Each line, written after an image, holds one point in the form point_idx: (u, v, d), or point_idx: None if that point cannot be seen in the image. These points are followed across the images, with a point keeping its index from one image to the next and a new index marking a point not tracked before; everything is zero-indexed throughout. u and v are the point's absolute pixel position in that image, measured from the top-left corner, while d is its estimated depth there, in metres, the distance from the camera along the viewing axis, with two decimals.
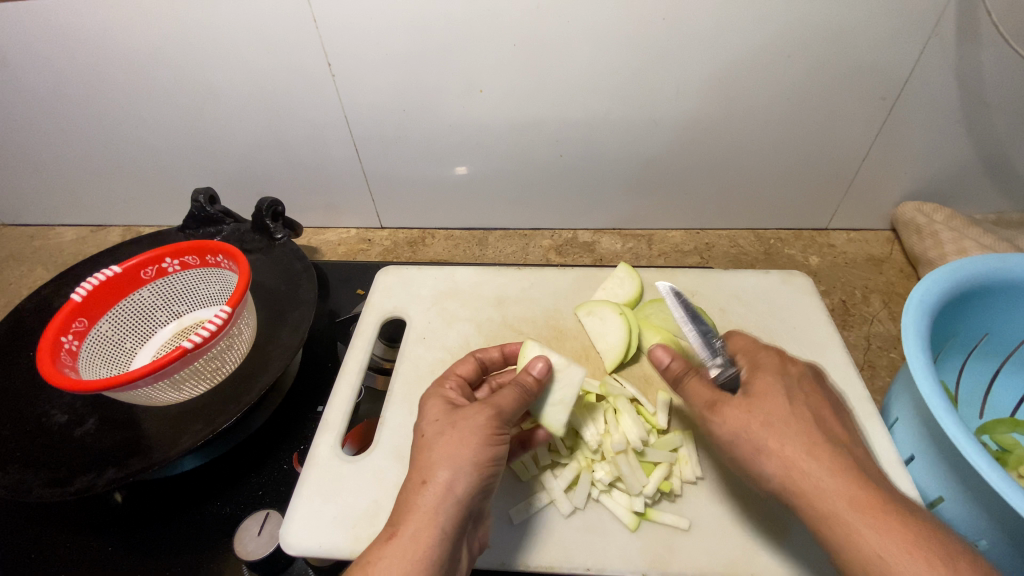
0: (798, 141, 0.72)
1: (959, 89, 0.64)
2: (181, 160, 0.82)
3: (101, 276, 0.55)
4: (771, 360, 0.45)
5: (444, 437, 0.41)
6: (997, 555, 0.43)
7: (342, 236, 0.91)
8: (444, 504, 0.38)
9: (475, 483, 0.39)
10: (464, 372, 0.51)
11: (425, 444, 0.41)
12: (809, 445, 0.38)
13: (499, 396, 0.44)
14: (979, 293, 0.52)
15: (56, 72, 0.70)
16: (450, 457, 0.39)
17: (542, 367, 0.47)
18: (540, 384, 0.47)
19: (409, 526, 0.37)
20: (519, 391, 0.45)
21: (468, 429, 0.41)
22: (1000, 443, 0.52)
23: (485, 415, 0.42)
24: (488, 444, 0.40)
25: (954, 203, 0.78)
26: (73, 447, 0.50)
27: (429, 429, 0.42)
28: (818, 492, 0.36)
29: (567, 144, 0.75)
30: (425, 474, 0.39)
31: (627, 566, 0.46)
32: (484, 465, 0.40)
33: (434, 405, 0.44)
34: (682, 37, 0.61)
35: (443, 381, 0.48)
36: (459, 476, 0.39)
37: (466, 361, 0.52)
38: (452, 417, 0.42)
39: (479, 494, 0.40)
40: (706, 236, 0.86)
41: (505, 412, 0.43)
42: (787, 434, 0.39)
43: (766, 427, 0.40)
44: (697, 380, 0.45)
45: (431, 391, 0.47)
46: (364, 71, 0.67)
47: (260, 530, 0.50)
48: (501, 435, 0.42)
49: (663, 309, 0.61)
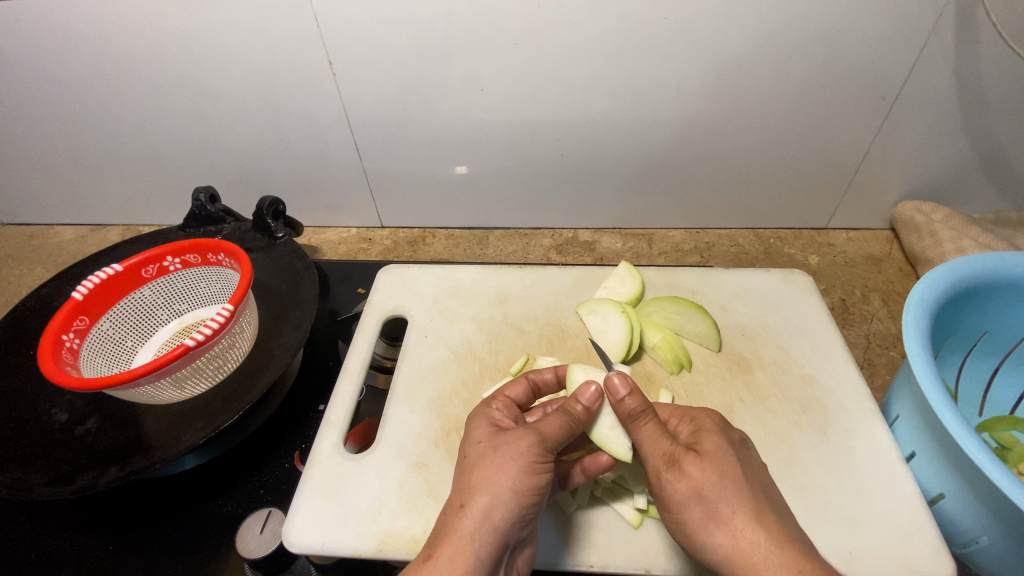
0: (799, 140, 0.72)
1: (957, 89, 0.64)
2: (182, 159, 0.81)
3: (101, 275, 0.55)
4: (712, 419, 0.44)
5: (484, 460, 0.41)
6: (997, 550, 0.43)
7: (343, 236, 0.91)
8: (481, 529, 0.38)
9: (514, 511, 0.39)
10: (514, 393, 0.50)
11: (467, 467, 0.42)
12: (754, 513, 0.37)
13: (545, 423, 0.43)
14: (979, 291, 0.52)
15: (56, 70, 0.70)
16: (489, 482, 0.40)
17: (591, 395, 0.45)
18: (589, 411, 0.45)
19: (446, 549, 0.38)
20: (566, 418, 0.44)
21: (509, 454, 0.41)
22: (1000, 440, 0.52)
23: (527, 440, 0.41)
24: (528, 471, 0.40)
25: (953, 202, 0.78)
26: (73, 445, 0.50)
27: (471, 452, 0.43)
28: (761, 554, 0.35)
29: (567, 143, 0.75)
30: (465, 497, 0.40)
31: (631, 563, 0.46)
32: (524, 493, 0.40)
33: (479, 427, 0.45)
34: (683, 36, 0.61)
35: (491, 401, 0.48)
36: (497, 502, 0.39)
37: (516, 383, 0.51)
38: (495, 441, 0.42)
39: (519, 522, 0.40)
40: (707, 235, 0.86)
41: (549, 440, 0.42)
42: (736, 506, 0.37)
43: (715, 493, 0.38)
44: (649, 422, 0.43)
45: (478, 413, 0.47)
46: (365, 67, 0.67)
47: (263, 528, 0.50)
48: (544, 463, 0.41)
49: (665, 307, 0.61)
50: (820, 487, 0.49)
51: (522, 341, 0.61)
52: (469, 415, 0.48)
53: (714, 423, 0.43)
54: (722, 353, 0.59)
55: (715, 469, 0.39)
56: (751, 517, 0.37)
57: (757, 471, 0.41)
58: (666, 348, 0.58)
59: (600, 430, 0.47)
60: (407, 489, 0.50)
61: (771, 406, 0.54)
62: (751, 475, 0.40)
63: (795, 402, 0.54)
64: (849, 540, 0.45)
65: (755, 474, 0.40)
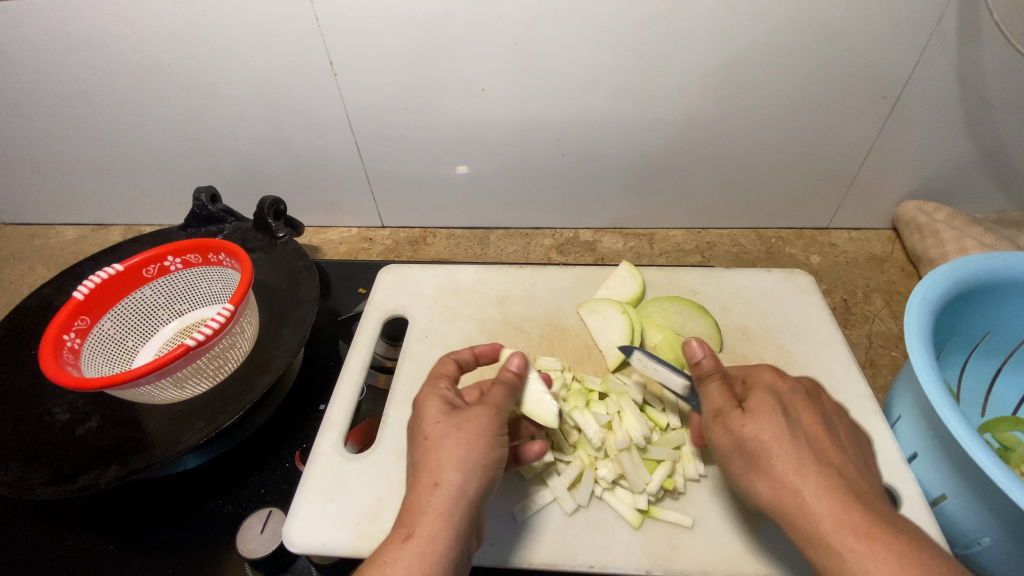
0: (800, 139, 0.72)
1: (960, 87, 0.64)
2: (183, 159, 0.81)
3: (103, 274, 0.55)
4: (773, 379, 0.44)
5: (451, 439, 0.40)
6: (999, 551, 0.43)
7: (343, 236, 0.91)
8: (457, 504, 0.38)
9: (485, 483, 0.40)
10: (454, 372, 0.49)
11: (431, 448, 0.40)
12: (795, 464, 0.37)
13: (495, 396, 0.44)
14: (980, 291, 0.52)
15: (57, 69, 0.70)
16: (461, 459, 0.39)
17: (519, 363, 0.48)
18: (522, 376, 0.48)
19: (424, 527, 0.36)
20: (510, 389, 0.46)
21: (474, 430, 0.41)
22: (1002, 440, 0.52)
23: (487, 415, 0.42)
24: (494, 445, 0.41)
25: (954, 202, 0.78)
26: (75, 445, 0.50)
27: (432, 432, 0.41)
28: (799, 505, 0.36)
29: (568, 143, 0.75)
30: (438, 475, 0.39)
31: (630, 562, 0.46)
32: (492, 465, 0.40)
33: (432, 405, 0.43)
34: (683, 37, 0.61)
35: (437, 381, 0.47)
36: (470, 476, 0.39)
37: (449, 361, 0.49)
38: (456, 419, 0.42)
39: (487, 494, 0.40)
40: (708, 235, 0.86)
41: (502, 411, 0.44)
42: (779, 456, 0.38)
43: (762, 444, 0.39)
44: (711, 382, 0.45)
45: (426, 392, 0.45)
46: (366, 69, 0.67)
47: (263, 528, 0.50)
48: (502, 435, 0.43)
49: (666, 307, 0.61)
50: None
51: (522, 341, 0.61)
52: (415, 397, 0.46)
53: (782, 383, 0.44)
54: (724, 353, 0.59)
55: (764, 424, 0.40)
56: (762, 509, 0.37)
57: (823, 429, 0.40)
58: (666, 348, 0.57)
59: (529, 403, 0.47)
60: None
61: None
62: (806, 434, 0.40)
63: None
64: None
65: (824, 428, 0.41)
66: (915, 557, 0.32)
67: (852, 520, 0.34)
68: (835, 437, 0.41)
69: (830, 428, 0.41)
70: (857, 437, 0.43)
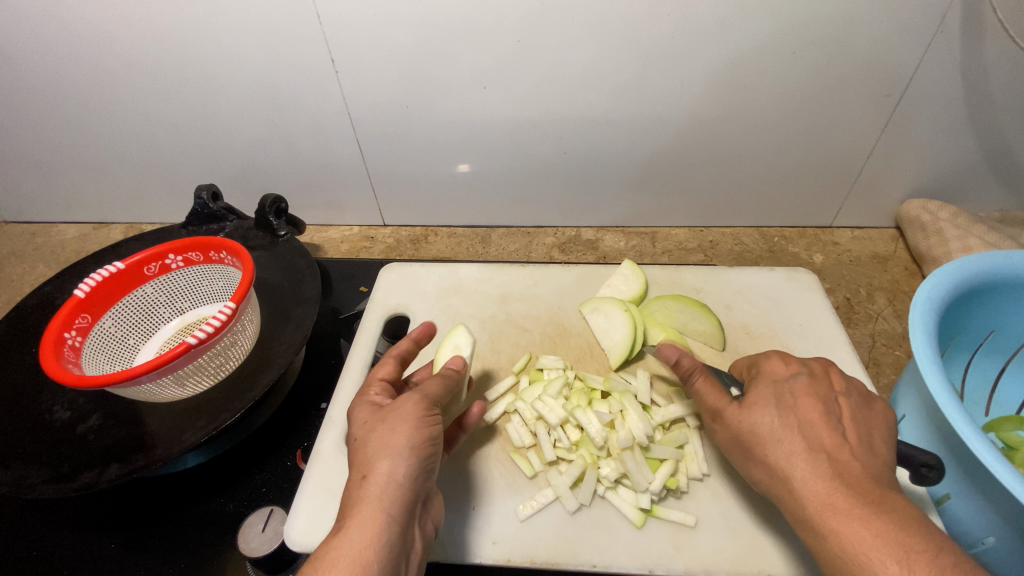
0: (803, 137, 0.72)
1: (964, 86, 0.64)
2: (184, 158, 0.81)
3: (104, 272, 0.55)
4: (781, 370, 0.45)
5: (376, 432, 0.40)
6: (1004, 552, 0.43)
7: (344, 234, 0.91)
8: (387, 489, 0.37)
9: (417, 465, 0.39)
10: (387, 374, 0.48)
11: (360, 445, 0.40)
12: (784, 454, 0.39)
13: (424, 385, 0.44)
14: (985, 290, 0.51)
15: (57, 66, 0.69)
16: (386, 446, 0.38)
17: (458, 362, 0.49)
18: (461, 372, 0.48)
19: (355, 518, 0.35)
20: (440, 379, 0.46)
21: (397, 418, 0.40)
22: (1007, 440, 0.51)
23: (410, 401, 0.42)
24: (421, 426, 0.40)
25: (958, 201, 0.78)
26: (76, 442, 0.50)
27: (358, 432, 0.41)
28: (794, 499, 0.37)
29: (570, 141, 0.75)
30: (365, 467, 0.38)
31: (633, 562, 0.45)
32: (421, 445, 0.39)
33: (361, 409, 0.43)
34: (686, 34, 0.61)
35: (365, 390, 0.46)
36: (397, 460, 0.38)
37: (385, 365, 0.49)
38: (380, 413, 0.41)
39: (424, 476, 0.39)
40: (710, 234, 0.86)
41: (430, 397, 0.43)
42: (768, 448, 0.40)
43: (754, 437, 0.41)
44: (704, 380, 0.47)
45: (355, 401, 0.45)
46: (367, 67, 0.67)
47: (265, 527, 0.49)
48: (433, 417, 0.42)
49: (667, 306, 0.61)
50: None
51: (524, 340, 0.61)
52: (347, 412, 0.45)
53: (789, 369, 0.45)
54: (727, 352, 0.58)
55: (755, 422, 0.41)
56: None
57: (828, 410, 0.41)
58: None
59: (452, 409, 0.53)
60: None
61: None
62: (801, 422, 0.40)
63: None
64: None
65: (831, 406, 0.41)
66: (893, 536, 0.32)
67: (835, 504, 0.35)
68: (844, 416, 0.41)
69: (839, 407, 0.41)
70: (872, 412, 0.41)
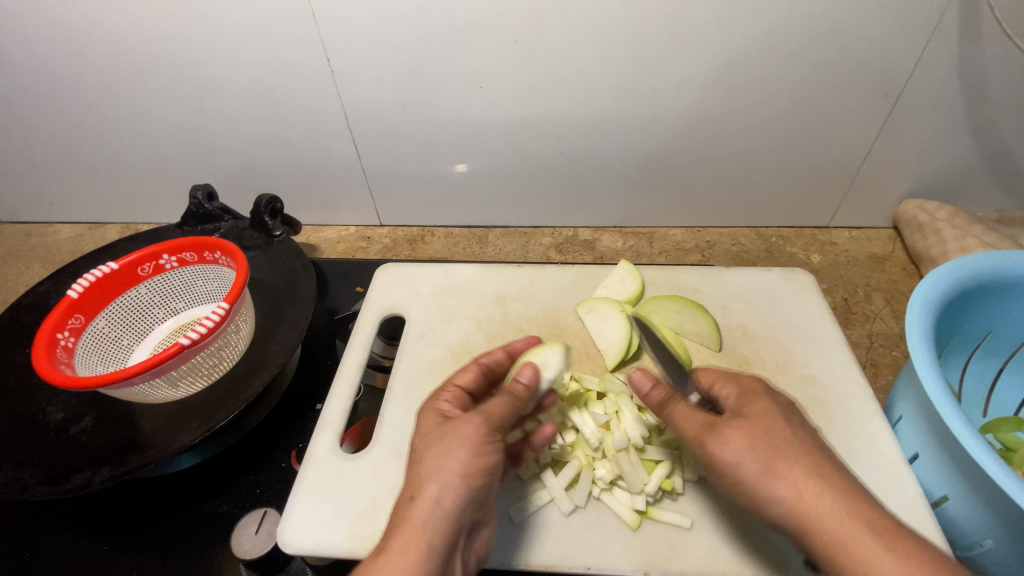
0: (801, 137, 0.71)
1: (963, 86, 0.63)
2: (180, 158, 0.81)
3: (98, 272, 0.55)
4: (756, 382, 0.44)
5: (432, 449, 0.40)
6: (1000, 553, 0.42)
7: (341, 234, 0.90)
8: (433, 516, 0.37)
9: (466, 494, 0.38)
10: (464, 382, 0.47)
11: (415, 460, 0.40)
12: (811, 464, 0.37)
13: (489, 404, 0.44)
14: (982, 290, 0.51)
15: (51, 66, 0.69)
16: (438, 470, 0.39)
17: (528, 375, 0.47)
18: (530, 388, 0.46)
19: (397, 541, 0.36)
20: (508, 397, 0.45)
21: (454, 439, 0.40)
22: (1004, 441, 0.51)
23: (471, 423, 0.41)
24: (477, 453, 0.40)
25: (956, 201, 0.77)
26: (69, 444, 0.49)
27: (418, 444, 0.41)
28: (827, 505, 0.35)
29: (567, 141, 0.74)
30: (415, 488, 0.38)
31: (628, 564, 0.45)
32: (473, 475, 0.39)
33: (426, 417, 0.44)
34: (683, 34, 0.61)
35: (439, 392, 0.46)
36: (447, 489, 0.38)
37: (466, 369, 0.49)
38: (441, 429, 0.41)
39: (473, 505, 0.39)
40: (708, 234, 0.85)
41: (493, 419, 0.42)
42: (790, 460, 0.37)
43: (768, 450, 0.38)
44: (680, 404, 0.45)
45: (425, 404, 0.45)
46: (363, 67, 0.67)
47: (259, 528, 0.49)
48: (492, 442, 0.41)
49: (665, 306, 0.60)
50: None
51: (520, 340, 0.61)
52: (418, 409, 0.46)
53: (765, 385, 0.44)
54: (724, 353, 0.58)
55: (769, 433, 0.39)
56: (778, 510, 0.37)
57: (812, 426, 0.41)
58: (666, 347, 0.57)
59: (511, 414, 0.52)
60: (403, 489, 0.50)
61: None
62: (805, 434, 0.39)
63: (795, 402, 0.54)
64: None
65: (797, 427, 0.40)
66: (906, 543, 0.33)
67: (863, 515, 0.34)
68: None
69: None
70: None
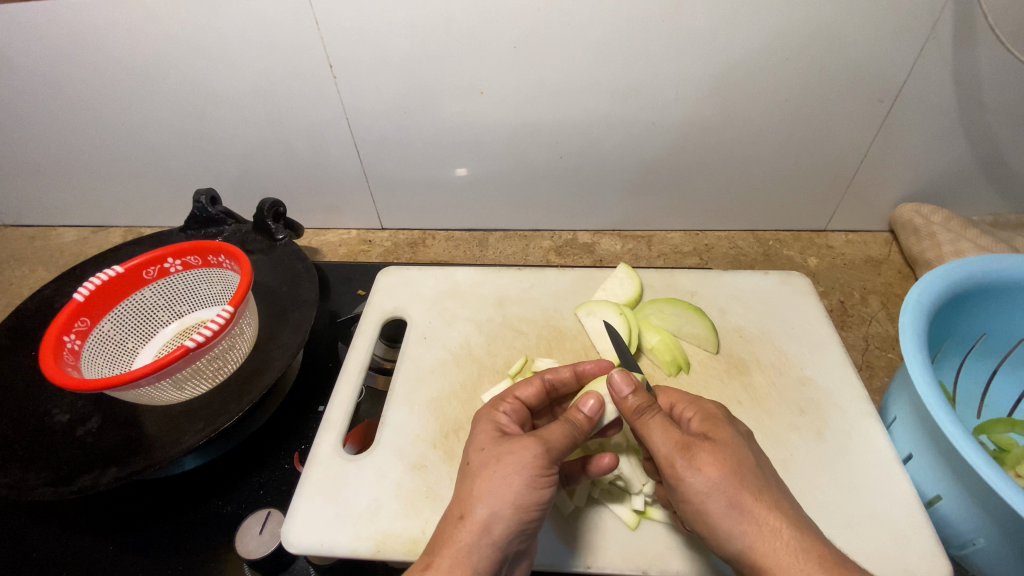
0: (797, 142, 0.72)
1: (957, 91, 0.64)
2: (183, 162, 0.82)
3: (104, 275, 0.56)
4: (717, 409, 0.45)
5: (487, 470, 0.40)
6: (992, 552, 0.43)
7: (342, 238, 0.91)
8: (479, 541, 0.38)
9: (513, 526, 0.39)
10: (525, 395, 0.49)
11: (469, 476, 0.41)
12: (773, 501, 0.38)
13: (549, 430, 0.43)
14: (976, 293, 0.52)
15: (57, 71, 0.70)
16: (490, 494, 0.39)
17: (593, 405, 0.45)
18: (592, 421, 0.44)
19: (443, 559, 0.37)
20: (568, 427, 0.43)
21: (512, 467, 0.40)
22: (998, 442, 0.52)
23: (529, 450, 0.40)
24: (532, 486, 0.40)
25: (951, 205, 0.78)
26: (75, 445, 0.50)
27: (474, 459, 0.42)
28: (784, 540, 0.36)
29: (566, 146, 0.75)
30: (465, 508, 0.39)
31: (627, 563, 0.46)
32: (525, 507, 0.39)
33: (483, 432, 0.44)
34: (680, 40, 0.62)
35: (498, 403, 0.48)
36: (497, 514, 0.39)
37: (529, 384, 0.50)
38: (499, 450, 0.41)
39: (518, 535, 0.40)
40: (706, 237, 0.86)
41: (553, 450, 0.41)
42: (756, 494, 0.38)
43: (737, 480, 0.39)
44: (657, 417, 0.43)
45: (484, 415, 0.47)
46: (365, 73, 0.67)
47: (262, 529, 0.50)
48: (548, 475, 0.41)
49: (663, 309, 0.61)
50: (817, 489, 0.49)
51: (521, 343, 0.61)
52: (475, 414, 0.48)
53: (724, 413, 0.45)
54: (721, 355, 0.59)
55: (738, 462, 0.40)
56: (772, 504, 0.38)
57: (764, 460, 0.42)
58: (664, 349, 0.58)
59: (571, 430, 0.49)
60: (405, 489, 0.50)
61: (770, 408, 0.54)
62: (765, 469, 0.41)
63: (792, 404, 0.54)
64: (846, 542, 0.46)
65: (757, 460, 0.41)
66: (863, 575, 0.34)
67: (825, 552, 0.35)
68: None
69: None
70: None
